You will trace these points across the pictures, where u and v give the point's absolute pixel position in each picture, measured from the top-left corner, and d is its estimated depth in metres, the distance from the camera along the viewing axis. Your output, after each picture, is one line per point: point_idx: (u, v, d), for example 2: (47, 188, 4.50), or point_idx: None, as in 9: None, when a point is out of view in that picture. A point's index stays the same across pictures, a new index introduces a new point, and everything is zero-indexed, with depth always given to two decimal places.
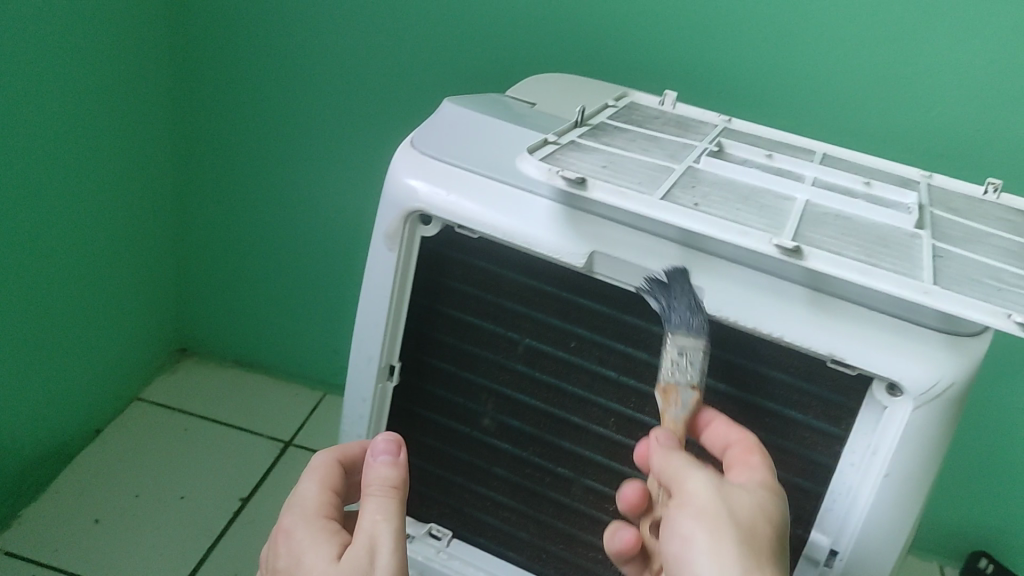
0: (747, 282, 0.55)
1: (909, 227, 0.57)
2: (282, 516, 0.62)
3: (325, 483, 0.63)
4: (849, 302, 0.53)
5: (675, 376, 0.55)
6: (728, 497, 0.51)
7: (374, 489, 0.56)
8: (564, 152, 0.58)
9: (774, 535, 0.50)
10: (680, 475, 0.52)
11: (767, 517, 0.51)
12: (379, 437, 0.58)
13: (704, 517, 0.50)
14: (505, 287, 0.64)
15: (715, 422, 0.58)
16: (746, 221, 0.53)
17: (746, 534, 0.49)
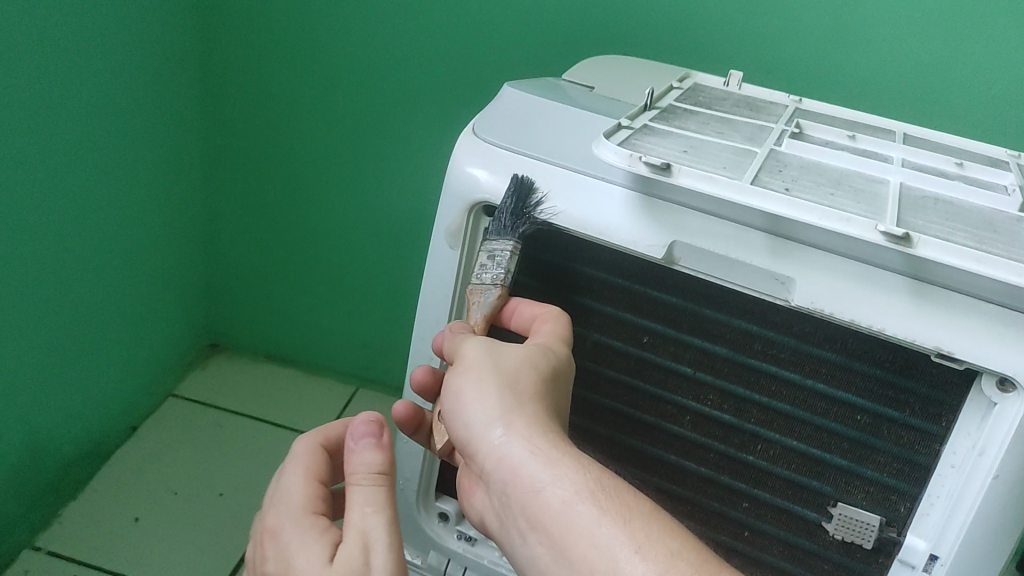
0: (842, 271, 0.51)
1: (1014, 210, 0.53)
2: (265, 515, 0.57)
3: (309, 473, 0.59)
4: (957, 292, 0.49)
5: (484, 275, 0.57)
6: (498, 353, 0.51)
7: (360, 478, 0.53)
8: (639, 137, 0.55)
9: (542, 381, 0.50)
10: (459, 346, 0.52)
11: (541, 369, 0.51)
12: (358, 420, 0.55)
13: (473, 371, 0.50)
14: (579, 283, 0.62)
15: (520, 306, 0.59)
16: (842, 206, 0.49)
17: (510, 380, 0.49)
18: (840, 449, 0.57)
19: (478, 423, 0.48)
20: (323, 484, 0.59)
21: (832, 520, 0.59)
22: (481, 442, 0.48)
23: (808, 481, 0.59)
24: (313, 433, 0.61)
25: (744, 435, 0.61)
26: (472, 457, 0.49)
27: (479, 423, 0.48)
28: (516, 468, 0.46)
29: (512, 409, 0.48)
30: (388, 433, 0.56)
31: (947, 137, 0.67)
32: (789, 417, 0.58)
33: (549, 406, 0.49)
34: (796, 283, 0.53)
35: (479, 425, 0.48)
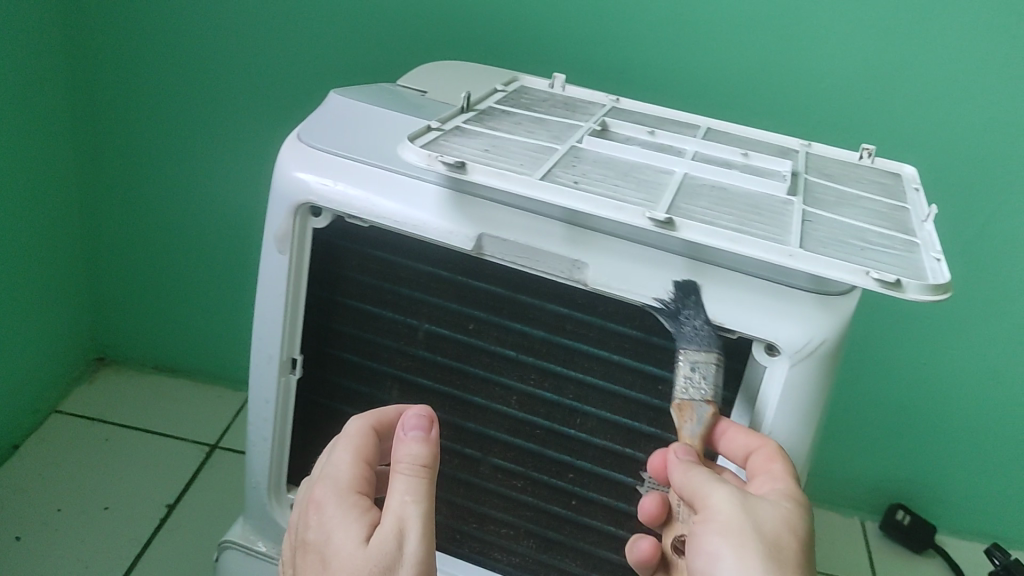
0: (629, 255, 0.56)
1: (783, 194, 0.59)
2: (311, 490, 0.57)
3: (361, 453, 0.58)
4: (727, 268, 0.55)
5: (690, 394, 0.55)
6: (754, 518, 0.51)
7: (403, 468, 0.52)
8: (447, 138, 0.59)
9: (800, 548, 0.51)
10: (704, 495, 0.52)
11: (795, 534, 0.52)
12: (410, 411, 0.54)
13: (735, 536, 0.50)
14: (402, 274, 0.65)
15: (729, 429, 0.57)
16: (623, 196, 0.54)
17: (772, 550, 0.50)
18: (646, 418, 0.63)
19: None
20: (373, 465, 0.58)
21: (643, 484, 0.65)
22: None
23: (622, 448, 0.65)
24: (368, 414, 0.60)
25: (565, 411, 0.66)
26: None
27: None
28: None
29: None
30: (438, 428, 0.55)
31: (746, 130, 0.73)
32: (604, 392, 0.64)
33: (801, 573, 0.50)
34: (588, 267, 0.57)
35: None
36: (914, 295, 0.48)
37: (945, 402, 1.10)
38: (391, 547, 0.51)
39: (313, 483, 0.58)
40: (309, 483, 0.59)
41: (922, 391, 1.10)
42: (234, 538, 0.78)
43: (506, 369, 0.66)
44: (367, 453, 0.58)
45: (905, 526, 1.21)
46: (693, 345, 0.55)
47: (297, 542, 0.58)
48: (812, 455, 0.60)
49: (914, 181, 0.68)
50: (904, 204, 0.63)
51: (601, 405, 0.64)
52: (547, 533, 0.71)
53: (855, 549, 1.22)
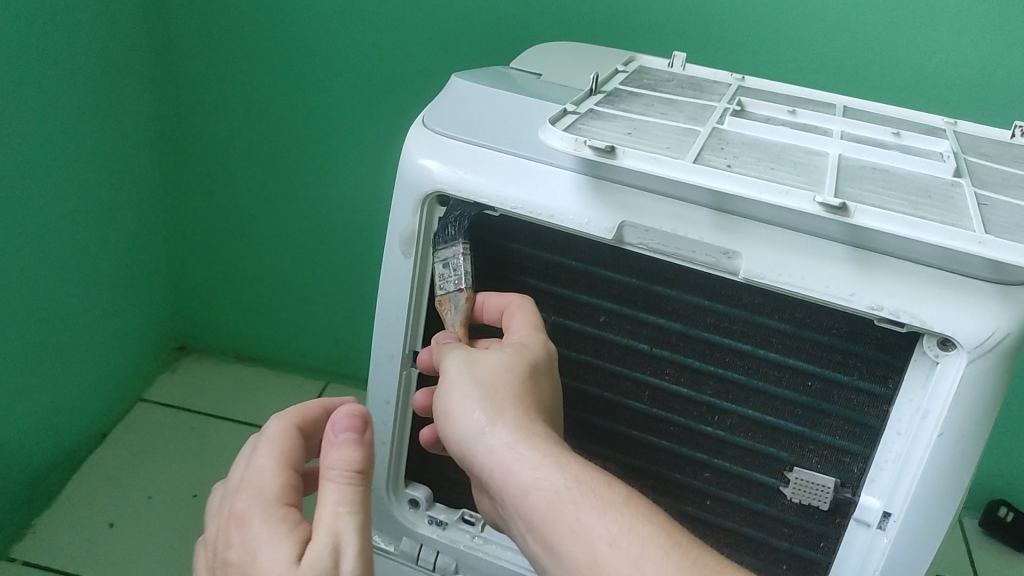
0: (786, 243, 0.53)
1: (949, 176, 0.55)
2: (229, 503, 0.52)
3: (282, 455, 0.53)
4: (895, 256, 0.51)
5: (448, 285, 0.62)
6: (481, 365, 0.54)
7: (335, 476, 0.50)
8: (585, 121, 0.56)
9: (521, 385, 0.54)
10: (443, 357, 0.56)
11: (519, 376, 0.54)
12: (340, 411, 0.52)
13: (456, 384, 0.54)
14: (531, 265, 0.62)
15: (486, 299, 0.62)
16: (783, 180, 0.51)
17: (490, 389, 0.53)
18: (791, 415, 0.60)
19: (466, 435, 0.52)
20: (296, 468, 0.54)
21: (787, 485, 0.61)
22: (468, 448, 0.52)
23: (763, 446, 0.61)
24: (287, 413, 0.56)
25: (702, 407, 0.62)
26: (470, 467, 0.53)
27: (461, 431, 0.52)
28: (514, 479, 0.49)
29: (494, 417, 0.51)
30: (369, 430, 0.53)
31: (884, 108, 0.69)
32: (744, 386, 0.60)
33: (529, 402, 0.53)
34: (739, 255, 0.54)
35: (468, 437, 0.52)
36: None
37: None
38: (330, 565, 0.47)
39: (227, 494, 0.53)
40: (224, 494, 0.54)
41: None
42: None
43: (637, 363, 0.63)
44: (291, 456, 0.54)
45: (1007, 523, 1.16)
46: (446, 242, 0.61)
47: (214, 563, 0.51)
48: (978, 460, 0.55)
49: None
50: None
51: (744, 401, 0.61)
52: None
53: (957, 545, 1.18)
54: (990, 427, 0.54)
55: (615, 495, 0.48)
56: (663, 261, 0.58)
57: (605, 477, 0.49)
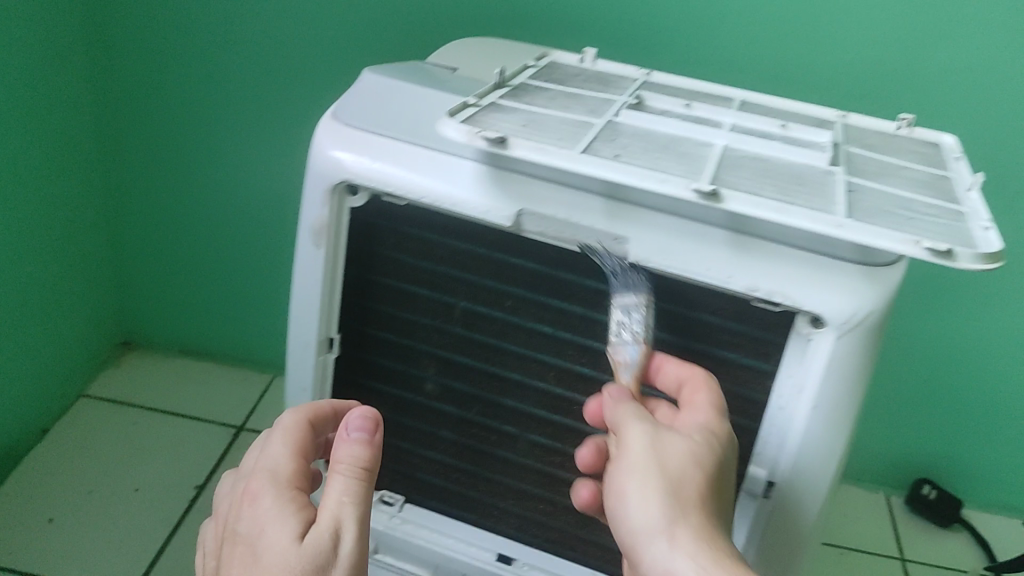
0: (671, 228, 0.56)
1: (825, 165, 0.59)
2: (244, 485, 0.55)
3: (295, 446, 0.56)
4: (771, 239, 0.54)
5: (624, 337, 0.59)
6: (660, 453, 0.53)
7: (342, 469, 0.52)
8: (484, 114, 0.59)
9: (707, 482, 0.52)
10: (619, 425, 0.54)
11: (704, 472, 0.52)
12: (355, 411, 0.54)
13: (639, 472, 0.52)
14: (440, 253, 0.65)
15: (665, 363, 0.59)
16: (666, 169, 0.54)
17: (675, 486, 0.51)
18: None
19: (640, 532, 0.51)
20: (308, 460, 0.57)
21: None
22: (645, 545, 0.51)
23: (660, 422, 0.65)
24: (302, 409, 0.59)
25: (603, 387, 0.66)
26: (634, 557, 0.53)
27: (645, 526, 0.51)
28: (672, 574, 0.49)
29: (676, 521, 0.50)
30: (382, 431, 0.54)
31: (780, 102, 0.72)
32: None
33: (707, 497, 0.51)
34: (629, 240, 0.57)
35: (642, 533, 0.51)
36: (966, 264, 0.48)
37: (974, 376, 1.09)
38: (329, 545, 0.50)
39: (245, 477, 0.56)
40: (240, 480, 0.57)
41: (949, 365, 1.09)
42: None
43: (544, 346, 0.66)
44: (303, 446, 0.57)
45: (931, 500, 1.20)
46: (625, 289, 0.58)
47: (224, 535, 0.54)
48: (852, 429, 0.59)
49: (955, 151, 0.67)
50: (946, 173, 0.62)
51: (643, 380, 0.64)
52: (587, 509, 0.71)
53: (881, 523, 1.22)
54: (861, 401, 0.58)
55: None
56: (562, 248, 0.61)
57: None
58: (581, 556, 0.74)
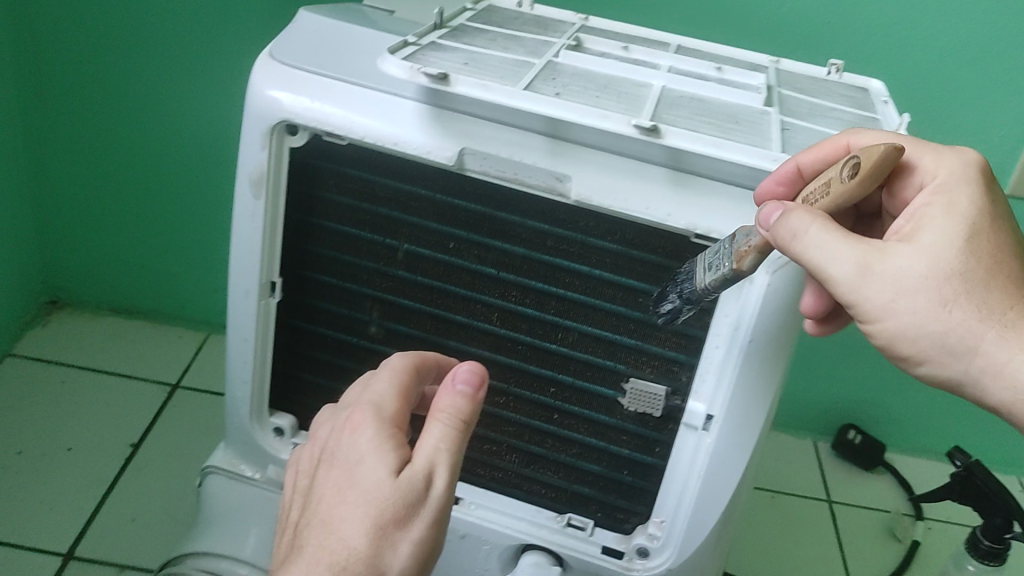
0: (612, 166, 0.57)
1: (759, 105, 0.60)
2: (345, 415, 0.52)
3: (400, 388, 0.53)
4: (708, 177, 0.56)
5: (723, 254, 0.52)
6: (941, 261, 0.47)
7: (444, 417, 0.49)
8: (426, 52, 0.58)
9: (970, 264, 0.47)
10: (823, 258, 0.47)
11: (962, 255, 0.47)
12: (462, 363, 0.51)
13: (905, 293, 0.46)
14: (381, 194, 0.64)
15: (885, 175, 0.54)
16: (607, 107, 0.55)
17: (938, 281, 0.47)
18: (625, 330, 0.64)
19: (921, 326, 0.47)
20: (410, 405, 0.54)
21: (625, 395, 0.65)
22: (941, 350, 0.47)
23: (603, 360, 0.65)
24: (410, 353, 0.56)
25: (546, 326, 0.65)
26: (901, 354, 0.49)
27: (924, 331, 0.47)
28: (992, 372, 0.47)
29: (956, 302, 0.47)
30: (485, 389, 0.51)
31: (717, 46, 0.73)
32: (583, 305, 0.64)
33: (1012, 276, 0.48)
34: (570, 178, 0.58)
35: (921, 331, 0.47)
36: None
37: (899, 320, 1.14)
38: (423, 489, 0.47)
39: (345, 409, 0.53)
40: (337, 410, 0.54)
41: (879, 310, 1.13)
42: (217, 463, 0.77)
43: (485, 287, 0.66)
44: (409, 387, 0.54)
45: (857, 444, 1.24)
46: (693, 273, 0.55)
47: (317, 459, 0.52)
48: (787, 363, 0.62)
49: (883, 95, 0.69)
50: (874, 115, 0.64)
51: (584, 317, 0.64)
52: (530, 448, 0.70)
53: (811, 467, 1.27)
54: (794, 335, 0.60)
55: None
56: (506, 187, 0.61)
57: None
58: (524, 495, 0.72)
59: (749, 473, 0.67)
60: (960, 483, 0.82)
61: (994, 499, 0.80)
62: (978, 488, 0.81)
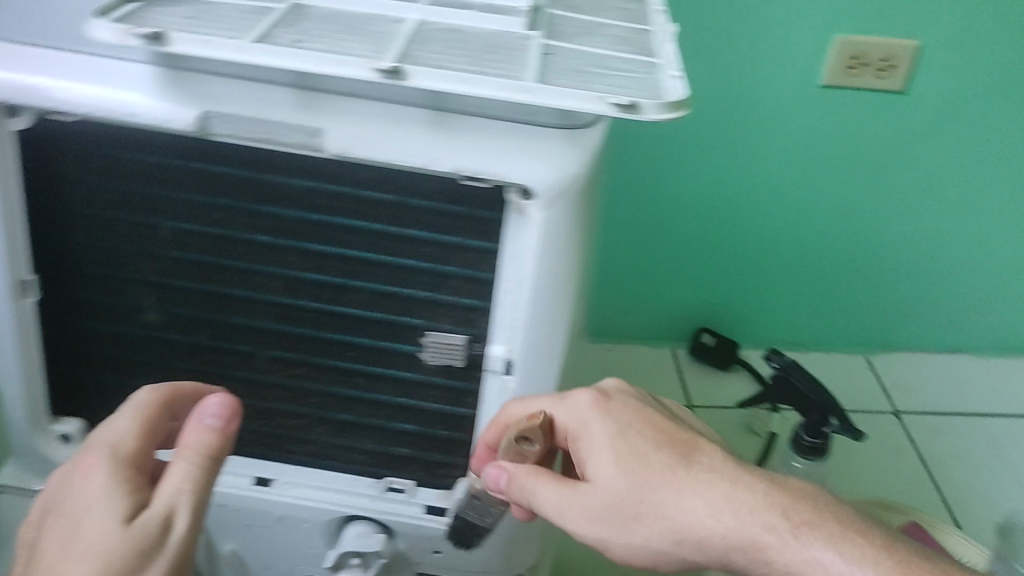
0: (367, 114, 0.53)
1: (521, 31, 0.57)
2: (78, 455, 0.52)
3: (141, 430, 0.53)
4: (472, 114, 0.53)
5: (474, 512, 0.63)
6: (620, 425, 0.59)
7: (188, 455, 0.50)
8: (147, 9, 0.52)
9: (662, 462, 0.57)
10: (531, 500, 0.58)
11: (636, 470, 0.57)
12: (214, 396, 0.52)
13: (624, 522, 0.57)
14: (129, 170, 0.59)
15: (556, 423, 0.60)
16: (347, 51, 0.50)
17: (617, 501, 0.57)
18: (416, 283, 0.61)
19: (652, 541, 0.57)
20: (155, 440, 0.55)
21: (424, 349, 0.62)
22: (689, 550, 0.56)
23: (397, 316, 0.62)
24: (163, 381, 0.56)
25: (333, 289, 0.61)
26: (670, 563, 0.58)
27: (650, 546, 0.57)
28: (690, 523, 0.55)
29: (659, 500, 0.56)
30: (241, 420, 0.52)
31: None
32: (367, 262, 0.60)
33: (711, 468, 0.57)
34: (324, 131, 0.53)
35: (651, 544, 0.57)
36: (652, 115, 0.49)
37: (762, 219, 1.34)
38: (159, 532, 0.49)
39: (85, 442, 0.54)
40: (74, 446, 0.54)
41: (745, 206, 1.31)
42: (8, 480, 0.71)
43: (261, 257, 0.61)
44: (154, 423, 0.54)
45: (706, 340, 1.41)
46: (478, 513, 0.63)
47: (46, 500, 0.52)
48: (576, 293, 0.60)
49: (658, 3, 0.67)
50: (647, 27, 0.62)
51: (371, 275, 0.61)
52: (338, 416, 0.66)
53: None
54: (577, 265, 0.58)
55: (839, 529, 0.56)
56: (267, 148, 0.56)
57: (788, 495, 0.57)
58: (341, 465, 0.68)
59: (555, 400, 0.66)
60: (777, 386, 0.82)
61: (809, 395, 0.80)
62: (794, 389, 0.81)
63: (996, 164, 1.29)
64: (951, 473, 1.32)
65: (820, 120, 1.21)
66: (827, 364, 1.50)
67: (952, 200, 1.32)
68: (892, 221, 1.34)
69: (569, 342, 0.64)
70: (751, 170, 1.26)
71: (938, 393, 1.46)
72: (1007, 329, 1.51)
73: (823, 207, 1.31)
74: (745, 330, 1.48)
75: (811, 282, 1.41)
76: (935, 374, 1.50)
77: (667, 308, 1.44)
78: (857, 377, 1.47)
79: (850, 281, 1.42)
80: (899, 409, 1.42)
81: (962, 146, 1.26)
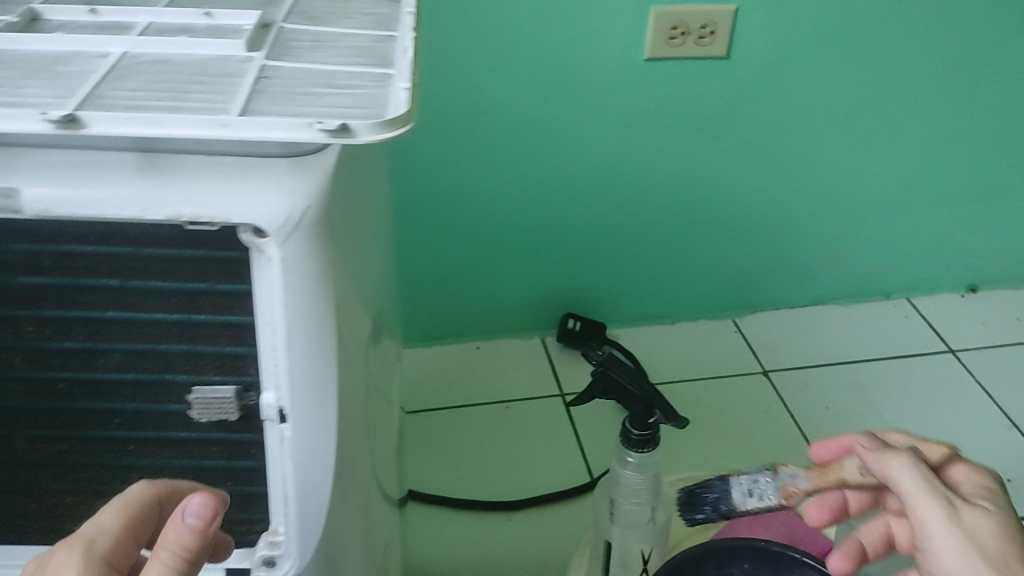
0: (64, 165, 0.48)
1: (239, 53, 0.52)
2: (50, 553, 0.46)
3: (121, 532, 0.46)
4: (185, 152, 0.48)
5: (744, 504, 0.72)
6: (979, 478, 0.65)
7: (164, 557, 0.44)
8: None
9: (1006, 536, 0.60)
10: (887, 468, 0.62)
11: (999, 530, 0.60)
12: (195, 492, 0.45)
13: (964, 552, 0.59)
14: None
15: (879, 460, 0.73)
16: (20, 100, 0.45)
17: (1003, 528, 0.60)
18: (172, 336, 0.56)
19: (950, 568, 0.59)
20: (146, 535, 0.48)
21: (193, 406, 0.57)
22: None
23: (159, 374, 0.57)
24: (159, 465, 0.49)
25: (82, 355, 0.56)
26: None
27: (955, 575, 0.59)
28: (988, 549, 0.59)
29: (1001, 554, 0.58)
30: (222, 515, 0.45)
31: None
32: (113, 322, 0.55)
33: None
34: (17, 190, 0.47)
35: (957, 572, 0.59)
36: (367, 136, 0.45)
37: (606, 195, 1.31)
38: None
39: (50, 551, 0.47)
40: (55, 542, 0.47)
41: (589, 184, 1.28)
42: None
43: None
44: (140, 520, 0.47)
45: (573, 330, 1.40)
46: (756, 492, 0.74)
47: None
48: (342, 323, 0.55)
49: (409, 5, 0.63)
50: (393, 33, 0.57)
51: (121, 334, 0.55)
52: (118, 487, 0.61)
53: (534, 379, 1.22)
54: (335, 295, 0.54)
55: None
56: None
57: None
58: None
59: (351, 438, 0.61)
60: (599, 381, 0.74)
61: (630, 389, 0.73)
62: (615, 384, 0.73)
63: (827, 115, 1.30)
64: (821, 424, 1.33)
65: (648, 93, 1.20)
66: (695, 332, 1.49)
67: (790, 156, 1.32)
68: (735, 184, 1.34)
69: (348, 378, 0.58)
70: (588, 151, 1.24)
71: (803, 346, 1.47)
72: (863, 274, 1.53)
73: (666, 178, 1.30)
74: (609, 310, 1.46)
75: (666, 253, 1.40)
76: (800, 327, 1.51)
77: (529, 298, 1.40)
78: (725, 341, 1.47)
79: (704, 248, 1.41)
80: (767, 368, 1.42)
81: (791, 102, 1.26)
